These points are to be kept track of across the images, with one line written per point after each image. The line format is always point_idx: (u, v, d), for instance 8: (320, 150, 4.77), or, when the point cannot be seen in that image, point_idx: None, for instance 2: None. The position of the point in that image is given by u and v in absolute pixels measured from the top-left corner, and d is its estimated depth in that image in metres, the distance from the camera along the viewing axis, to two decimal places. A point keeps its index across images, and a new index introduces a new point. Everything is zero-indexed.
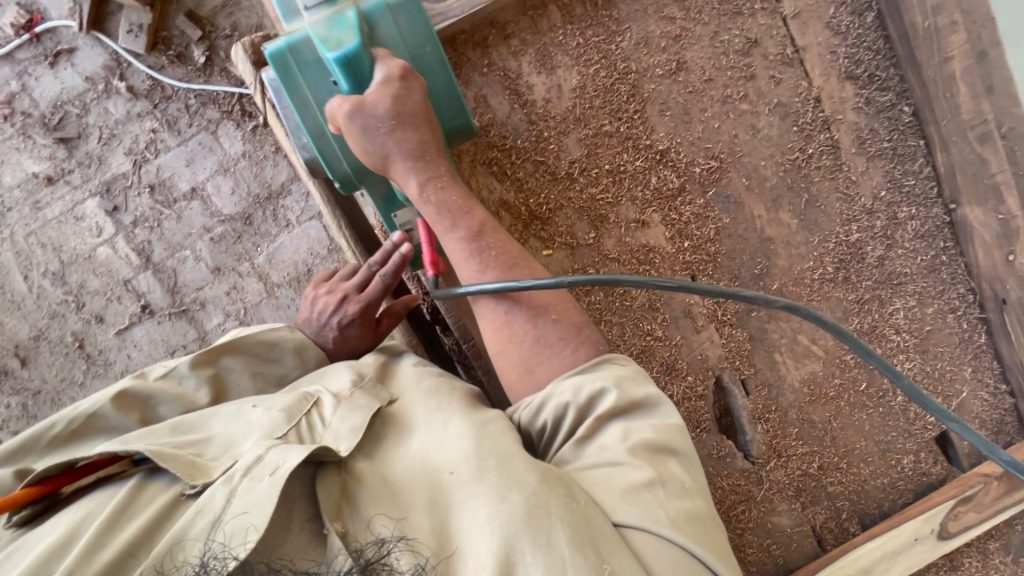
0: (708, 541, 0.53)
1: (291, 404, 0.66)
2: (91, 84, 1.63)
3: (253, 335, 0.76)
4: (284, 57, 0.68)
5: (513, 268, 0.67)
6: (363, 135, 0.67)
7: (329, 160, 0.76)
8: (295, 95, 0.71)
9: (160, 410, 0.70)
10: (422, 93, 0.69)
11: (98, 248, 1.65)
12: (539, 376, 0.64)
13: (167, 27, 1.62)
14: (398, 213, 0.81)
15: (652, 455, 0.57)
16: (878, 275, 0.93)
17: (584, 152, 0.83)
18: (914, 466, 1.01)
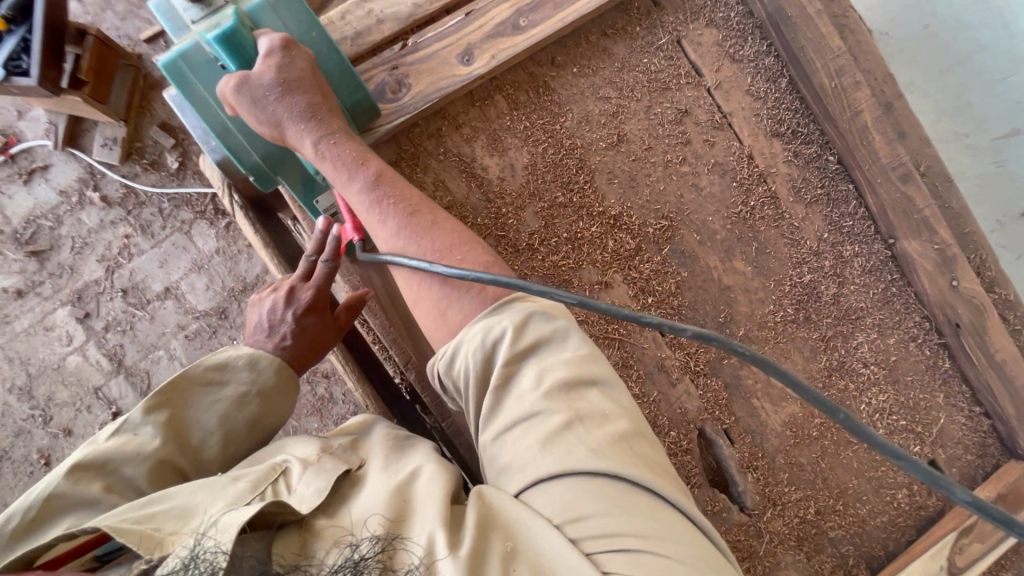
0: (635, 459, 0.56)
1: (258, 475, 0.65)
2: (65, 197, 1.66)
3: (200, 365, 0.74)
4: (177, 66, 0.71)
5: (413, 215, 0.70)
6: (254, 107, 0.69)
7: (238, 152, 0.79)
8: (195, 97, 0.74)
9: (120, 470, 0.67)
10: (309, 63, 0.72)
11: (68, 357, 1.63)
12: (452, 318, 0.66)
13: (140, 138, 1.68)
14: (320, 198, 0.84)
15: (566, 393, 0.59)
16: (835, 312, 0.97)
17: (542, 224, 0.88)
18: (909, 500, 1.00)
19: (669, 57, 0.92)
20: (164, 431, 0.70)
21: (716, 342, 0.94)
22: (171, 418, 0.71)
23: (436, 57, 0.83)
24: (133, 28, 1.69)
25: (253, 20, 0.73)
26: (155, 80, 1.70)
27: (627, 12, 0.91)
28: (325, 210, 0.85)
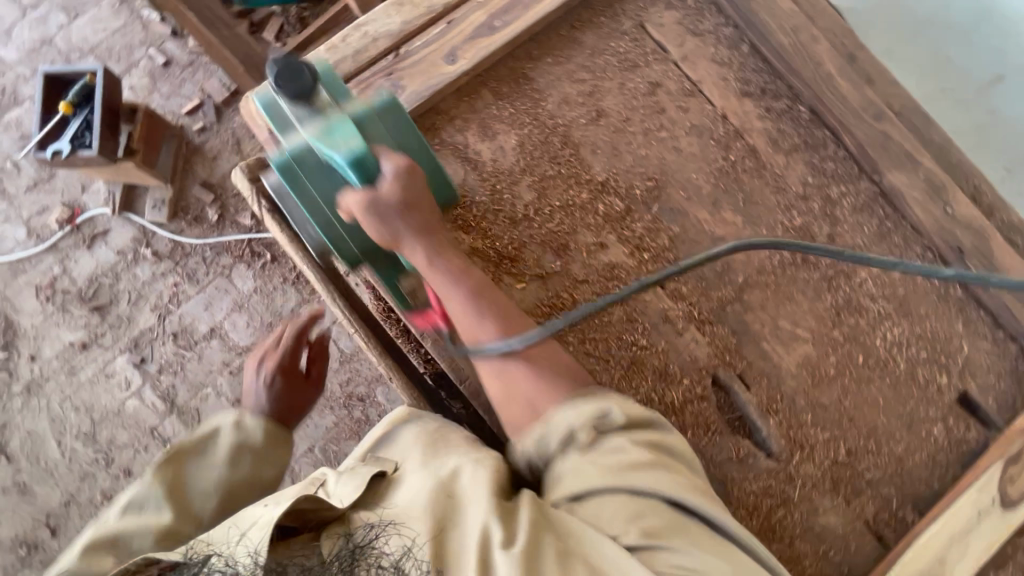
0: (693, 490, 0.69)
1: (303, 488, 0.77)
2: (122, 256, 1.87)
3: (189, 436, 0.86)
4: (290, 166, 0.85)
5: (483, 285, 0.84)
6: (378, 220, 0.80)
7: (339, 245, 0.93)
8: (300, 191, 0.88)
9: (133, 543, 0.78)
10: (424, 181, 0.83)
11: (127, 401, 1.81)
12: (539, 408, 0.78)
13: (184, 197, 1.88)
14: (405, 281, 0.97)
15: (647, 445, 0.72)
16: (832, 251, 0.99)
17: (535, 196, 0.96)
18: (947, 435, 0.97)
19: (634, 39, 1.02)
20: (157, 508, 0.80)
21: (717, 291, 0.97)
22: (170, 496, 0.82)
23: (424, 62, 0.95)
24: (175, 103, 1.93)
25: (359, 124, 0.81)
26: (195, 145, 1.91)
27: (592, 7, 1.02)
28: (409, 290, 0.98)
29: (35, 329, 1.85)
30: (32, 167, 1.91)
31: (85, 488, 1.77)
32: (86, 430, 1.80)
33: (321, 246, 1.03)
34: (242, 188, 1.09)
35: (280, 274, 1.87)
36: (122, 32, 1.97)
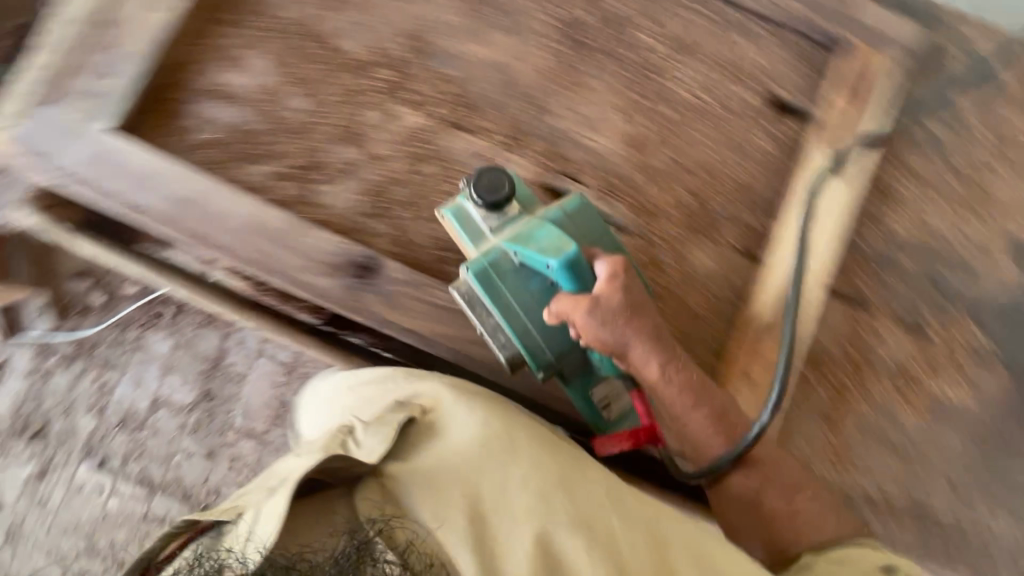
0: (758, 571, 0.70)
1: (326, 441, 0.74)
2: (30, 377, 1.64)
3: None
4: (485, 271, 0.80)
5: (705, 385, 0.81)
6: (609, 328, 0.74)
7: (534, 352, 0.82)
8: (500, 301, 0.80)
9: None
10: (636, 273, 0.79)
11: (108, 504, 1.62)
12: (796, 509, 0.81)
13: (60, 293, 1.64)
14: (600, 389, 0.89)
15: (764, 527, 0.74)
16: (600, 25, 1.01)
17: (309, 101, 0.97)
18: (772, 137, 1.00)
19: None
20: None
21: (514, 109, 0.99)
22: None
23: (137, 23, 0.93)
24: None
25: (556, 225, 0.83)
26: None
27: None
28: (615, 413, 0.92)
29: None
30: None
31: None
32: None
33: (512, 360, 0.85)
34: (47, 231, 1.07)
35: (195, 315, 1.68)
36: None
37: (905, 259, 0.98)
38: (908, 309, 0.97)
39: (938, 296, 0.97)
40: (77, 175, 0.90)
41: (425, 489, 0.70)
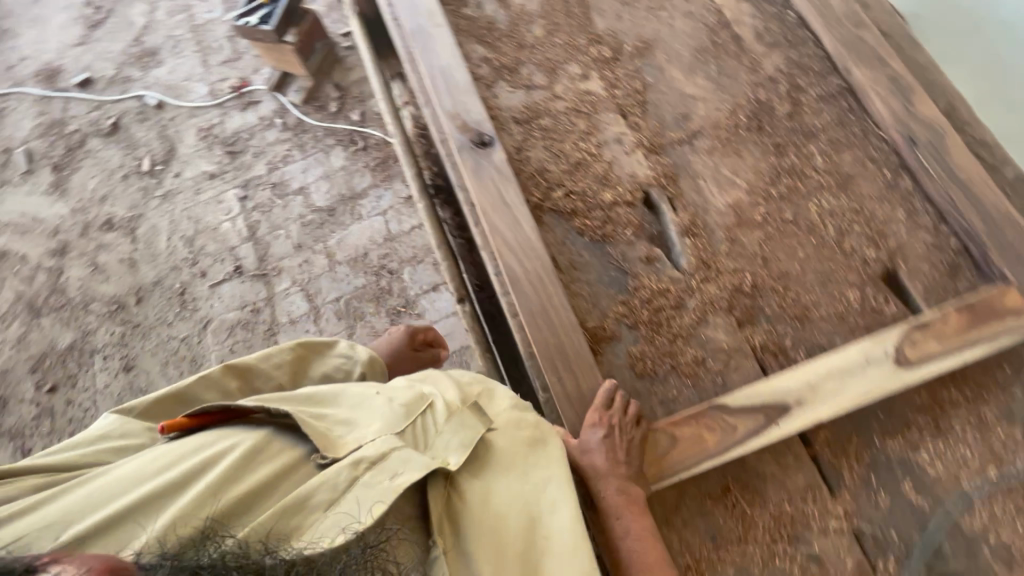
0: None
1: (410, 402, 0.90)
2: (261, 121, 2.38)
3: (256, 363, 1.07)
4: None
5: None
6: None
7: None
8: None
9: (360, 432, 0.84)
10: None
11: (224, 222, 2.25)
12: None
13: (319, 92, 2.38)
14: None
15: None
16: (789, 125, 1.10)
17: (545, 33, 1.20)
18: (861, 301, 0.99)
19: None
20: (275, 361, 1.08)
21: (672, 131, 1.12)
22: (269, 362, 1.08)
23: None
24: (331, 16, 2.49)
25: None
26: (339, 55, 2.43)
27: None
28: None
29: (183, 156, 2.37)
30: (228, 48, 2.51)
31: (165, 278, 2.20)
32: (185, 236, 2.25)
33: None
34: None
35: (364, 160, 2.28)
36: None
37: (907, 488, 0.89)
38: (874, 529, 0.88)
39: (918, 545, 0.87)
40: None
41: (488, 537, 0.77)
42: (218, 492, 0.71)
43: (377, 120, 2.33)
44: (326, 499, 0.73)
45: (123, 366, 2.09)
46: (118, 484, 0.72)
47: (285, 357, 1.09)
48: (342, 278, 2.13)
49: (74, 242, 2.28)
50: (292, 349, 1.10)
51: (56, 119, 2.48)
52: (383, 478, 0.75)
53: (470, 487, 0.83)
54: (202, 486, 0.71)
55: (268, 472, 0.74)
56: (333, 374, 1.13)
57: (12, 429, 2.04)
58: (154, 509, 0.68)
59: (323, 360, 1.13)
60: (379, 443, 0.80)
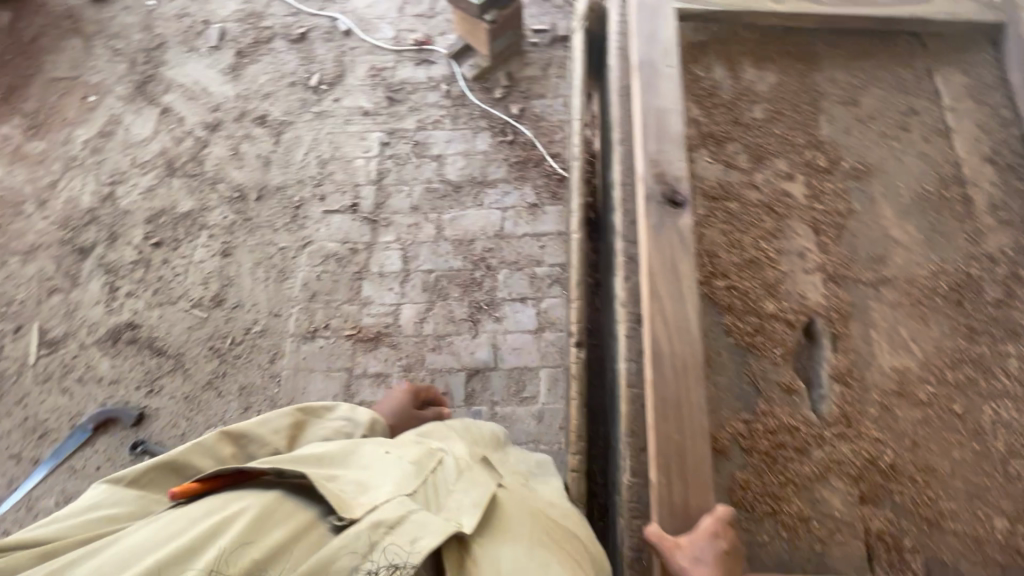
0: None
1: (418, 460, 0.92)
2: (428, 81, 2.45)
3: (252, 425, 1.03)
4: None
5: None
6: None
7: None
8: None
9: (372, 489, 0.85)
10: None
11: (359, 158, 2.32)
12: None
13: (491, 75, 2.43)
14: None
15: None
16: (993, 314, 0.99)
17: (765, 117, 1.14)
18: (1005, 535, 0.87)
19: (918, 76, 1.17)
20: (277, 425, 1.05)
21: (861, 268, 1.03)
22: (273, 423, 1.05)
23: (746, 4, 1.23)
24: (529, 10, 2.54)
25: None
26: (523, 47, 2.46)
27: (901, 41, 1.20)
28: None
29: (348, 85, 2.47)
30: (426, 4, 2.60)
31: (288, 187, 2.30)
32: (321, 157, 2.34)
33: None
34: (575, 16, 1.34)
35: (506, 153, 2.29)
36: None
37: None
38: None
39: None
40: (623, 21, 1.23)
41: None
42: (235, 555, 0.72)
43: (533, 121, 2.33)
44: (348, 565, 0.73)
45: (221, 249, 2.20)
46: (135, 545, 0.74)
47: (285, 420, 1.07)
48: (442, 254, 2.15)
49: (226, 123, 2.42)
50: (291, 415, 1.08)
51: (256, 10, 2.65)
52: (401, 542, 0.75)
53: (482, 552, 0.81)
54: (217, 549, 0.72)
55: (283, 535, 0.77)
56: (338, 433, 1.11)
57: (111, 265, 2.19)
58: (179, 562, 0.70)
59: (322, 424, 1.11)
60: (395, 504, 0.81)
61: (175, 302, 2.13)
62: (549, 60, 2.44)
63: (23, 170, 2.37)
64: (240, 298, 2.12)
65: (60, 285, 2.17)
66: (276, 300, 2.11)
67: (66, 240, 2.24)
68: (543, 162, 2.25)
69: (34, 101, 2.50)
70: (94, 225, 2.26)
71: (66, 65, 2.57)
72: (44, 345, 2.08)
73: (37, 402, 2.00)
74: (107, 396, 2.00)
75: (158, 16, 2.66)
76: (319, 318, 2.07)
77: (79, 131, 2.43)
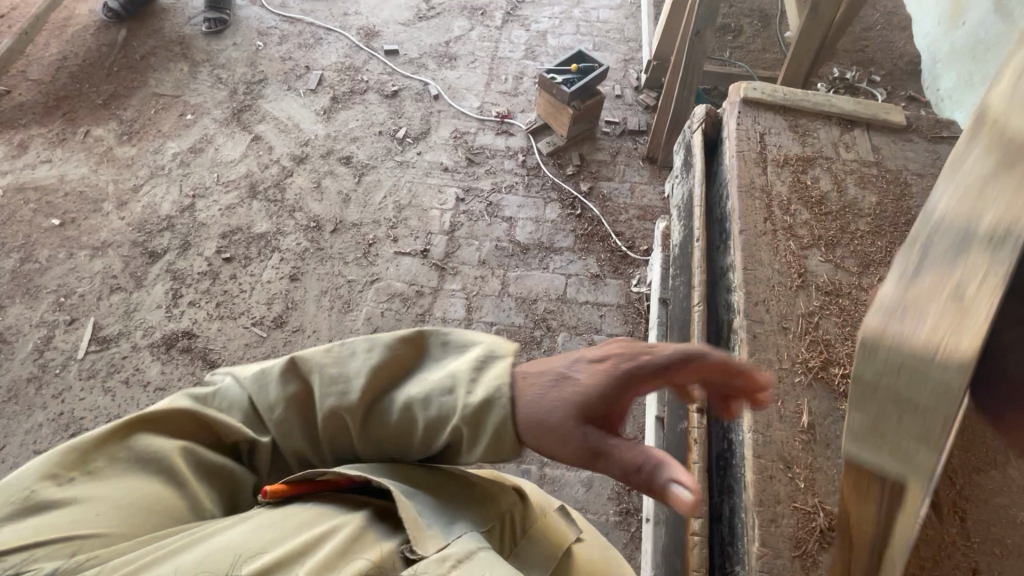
0: None
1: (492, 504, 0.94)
2: (506, 150, 2.65)
3: (318, 358, 0.87)
4: None
5: None
6: None
7: None
8: None
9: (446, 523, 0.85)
10: None
11: (434, 208, 2.45)
12: None
13: (564, 154, 2.64)
14: None
15: None
16: None
17: (868, 229, 1.27)
18: None
19: None
20: (350, 370, 0.86)
21: None
22: (353, 359, 0.86)
23: (843, 135, 1.42)
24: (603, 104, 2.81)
25: None
26: (596, 135, 2.70)
27: None
28: None
29: (431, 142, 2.66)
30: (511, 84, 2.86)
31: (364, 225, 2.39)
32: (398, 203, 2.46)
33: None
34: (692, 122, 1.51)
35: (572, 224, 2.44)
36: (614, 61, 2.97)
37: None
38: None
39: None
40: (739, 131, 1.41)
41: None
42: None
43: (601, 200, 2.51)
44: None
45: (290, 274, 2.25)
46: (221, 545, 0.73)
47: (372, 360, 0.86)
48: (505, 309, 2.22)
49: (313, 158, 2.56)
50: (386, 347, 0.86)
51: (355, 65, 2.89)
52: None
53: None
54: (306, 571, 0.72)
55: (367, 564, 0.75)
56: (430, 405, 0.84)
57: (178, 272, 2.21)
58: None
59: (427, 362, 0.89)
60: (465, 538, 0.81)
61: (236, 318, 2.13)
62: (618, 148, 2.67)
63: (109, 171, 2.43)
64: (301, 323, 2.14)
65: (123, 285, 2.16)
66: (338, 330, 2.13)
67: (138, 241, 2.26)
68: (608, 238, 2.40)
69: (133, 110, 2.62)
70: (169, 232, 2.30)
71: (170, 84, 2.72)
72: (95, 341, 2.04)
73: (75, 399, 1.93)
74: (150, 402, 1.94)
75: (265, 56, 2.88)
76: None
77: (171, 144, 2.53)
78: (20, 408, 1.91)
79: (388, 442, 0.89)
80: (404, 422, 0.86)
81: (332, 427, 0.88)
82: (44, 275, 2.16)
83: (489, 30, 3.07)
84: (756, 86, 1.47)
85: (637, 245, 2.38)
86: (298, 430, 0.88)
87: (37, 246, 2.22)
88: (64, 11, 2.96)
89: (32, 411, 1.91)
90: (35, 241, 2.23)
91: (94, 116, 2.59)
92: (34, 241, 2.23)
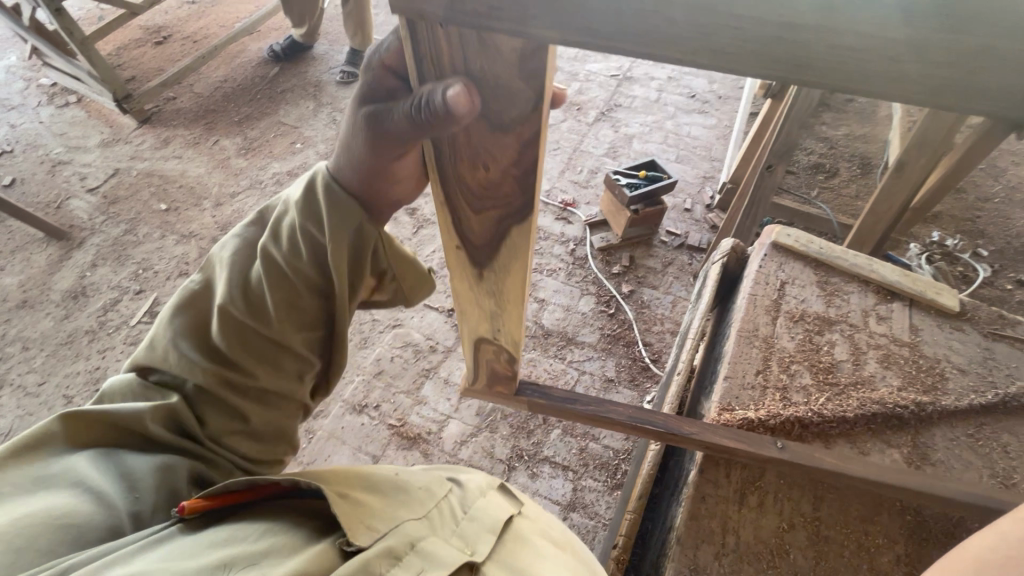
0: None
1: (424, 491, 0.92)
2: (560, 235, 2.71)
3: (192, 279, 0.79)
4: None
5: None
6: None
7: None
8: None
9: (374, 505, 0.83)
10: None
11: None
12: None
13: (616, 251, 2.64)
14: None
15: None
16: None
17: (872, 412, 1.12)
18: None
19: None
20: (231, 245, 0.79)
21: None
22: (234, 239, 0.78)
23: (879, 305, 1.29)
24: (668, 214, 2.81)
25: None
26: (652, 241, 2.68)
27: None
28: None
29: None
30: (585, 176, 2.97)
31: None
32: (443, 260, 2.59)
33: None
34: (717, 249, 1.45)
35: (601, 322, 2.39)
36: (692, 176, 2.99)
37: None
38: None
39: None
40: (759, 273, 1.34)
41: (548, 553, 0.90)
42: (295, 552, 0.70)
43: (638, 305, 2.45)
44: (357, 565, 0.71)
45: None
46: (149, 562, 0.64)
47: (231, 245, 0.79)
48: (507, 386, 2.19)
49: None
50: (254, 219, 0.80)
51: None
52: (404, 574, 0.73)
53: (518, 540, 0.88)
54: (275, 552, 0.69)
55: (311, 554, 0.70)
56: (282, 235, 0.76)
57: None
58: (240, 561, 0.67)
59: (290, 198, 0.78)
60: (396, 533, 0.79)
61: None
62: (670, 259, 2.62)
63: (219, 175, 2.83)
64: None
65: (190, 272, 2.44)
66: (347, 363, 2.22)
67: (217, 238, 2.56)
68: (634, 344, 2.31)
69: (257, 131, 3.06)
70: None
71: (293, 117, 3.16)
72: (148, 314, 2.30)
73: (113, 359, 2.16)
74: None
75: None
76: (373, 397, 2.12)
77: (275, 164, 2.90)
78: (71, 354, 2.18)
79: (284, 319, 0.77)
80: (274, 274, 0.75)
81: (235, 339, 0.76)
82: (137, 247, 2.51)
83: (579, 124, 3.25)
84: (790, 232, 1.40)
85: (662, 360, 2.27)
86: (195, 372, 0.76)
87: (142, 223, 2.59)
88: (238, 46, 3.59)
89: (78, 359, 2.16)
90: (142, 218, 2.61)
91: (227, 130, 3.05)
92: (141, 218, 2.61)
